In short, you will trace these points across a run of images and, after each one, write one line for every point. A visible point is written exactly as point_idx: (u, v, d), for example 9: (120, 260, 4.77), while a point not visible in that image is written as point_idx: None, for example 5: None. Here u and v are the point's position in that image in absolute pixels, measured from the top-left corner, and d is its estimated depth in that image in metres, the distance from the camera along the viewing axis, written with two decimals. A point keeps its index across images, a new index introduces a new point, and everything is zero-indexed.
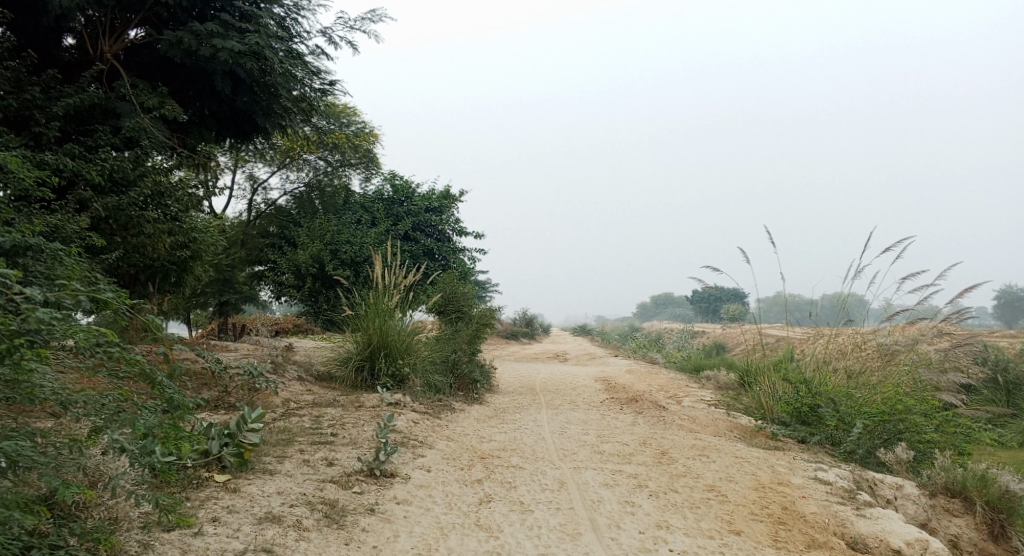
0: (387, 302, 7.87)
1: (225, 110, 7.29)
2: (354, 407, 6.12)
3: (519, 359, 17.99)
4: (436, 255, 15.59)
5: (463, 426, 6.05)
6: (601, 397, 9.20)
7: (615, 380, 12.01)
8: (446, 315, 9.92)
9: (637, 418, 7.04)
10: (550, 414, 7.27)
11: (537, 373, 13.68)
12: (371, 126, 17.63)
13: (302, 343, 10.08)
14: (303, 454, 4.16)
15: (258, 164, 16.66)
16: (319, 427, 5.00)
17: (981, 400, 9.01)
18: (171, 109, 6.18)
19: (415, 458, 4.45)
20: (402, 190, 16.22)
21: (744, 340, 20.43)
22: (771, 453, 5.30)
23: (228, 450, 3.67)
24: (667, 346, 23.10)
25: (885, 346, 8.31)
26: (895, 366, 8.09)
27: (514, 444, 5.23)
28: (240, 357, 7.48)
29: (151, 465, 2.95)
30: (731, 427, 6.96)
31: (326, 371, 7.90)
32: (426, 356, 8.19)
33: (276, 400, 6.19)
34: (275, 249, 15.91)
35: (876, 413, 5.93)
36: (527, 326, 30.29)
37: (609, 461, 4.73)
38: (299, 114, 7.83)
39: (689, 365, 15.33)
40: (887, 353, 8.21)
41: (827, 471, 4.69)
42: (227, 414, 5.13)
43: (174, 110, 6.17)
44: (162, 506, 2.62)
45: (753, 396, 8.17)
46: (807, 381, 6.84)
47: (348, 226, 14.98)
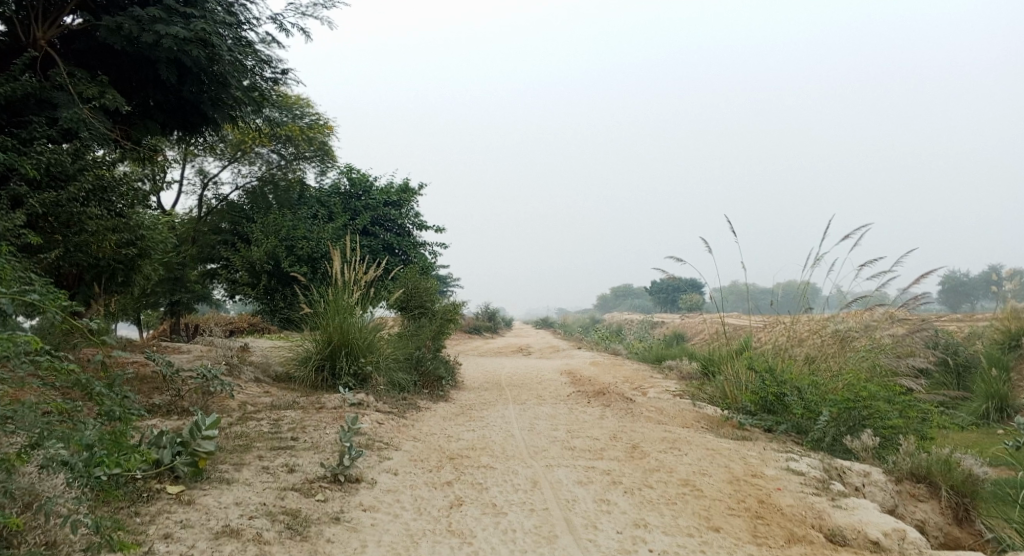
0: (348, 299, 7.63)
1: (171, 100, 6.88)
2: (315, 409, 5.89)
3: (483, 354, 17.88)
4: (397, 250, 15.31)
5: (431, 425, 5.89)
6: (567, 391, 9.16)
7: (581, 373, 12.01)
8: (408, 311, 9.71)
9: (605, 411, 7.01)
10: (518, 410, 7.16)
11: (502, 367, 13.59)
12: (326, 118, 17.18)
13: (258, 343, 9.71)
14: (262, 461, 3.94)
15: (208, 157, 16.02)
16: (279, 431, 4.77)
17: (934, 384, 9.34)
18: (113, 99, 5.77)
19: (382, 461, 4.27)
20: (360, 183, 15.83)
21: (704, 330, 20.77)
22: (742, 444, 5.34)
23: (182, 460, 3.40)
24: (628, 337, 23.35)
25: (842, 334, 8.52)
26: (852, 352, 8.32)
27: (484, 443, 5.10)
28: (191, 360, 7.12)
29: (91, 483, 2.76)
30: (698, 418, 7.00)
31: (284, 372, 7.62)
32: (389, 354, 7.98)
33: (232, 404, 5.91)
34: (227, 245, 15.34)
35: (842, 401, 6.08)
36: (488, 320, 30.17)
37: (581, 457, 4.65)
38: (250, 105, 7.48)
39: (651, 356, 15.49)
40: (844, 340, 8.42)
41: (797, 462, 4.74)
42: (178, 421, 4.84)
43: (117, 100, 5.75)
44: (103, 530, 2.43)
45: (717, 386, 8.25)
46: (772, 370, 6.93)
47: (304, 221, 14.55)
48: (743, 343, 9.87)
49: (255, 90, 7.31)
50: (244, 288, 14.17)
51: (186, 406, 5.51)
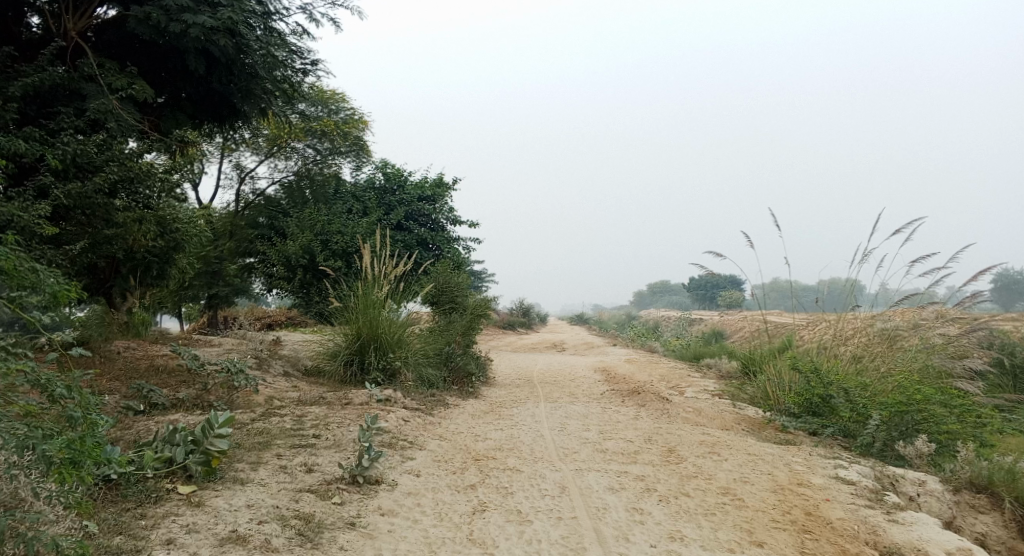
0: (377, 293, 7.56)
1: (201, 92, 6.91)
2: (341, 405, 5.78)
3: (517, 350, 17.69)
4: (430, 245, 15.23)
5: (458, 424, 5.71)
6: (601, 389, 8.89)
7: (615, 370, 11.69)
8: (439, 306, 9.57)
9: (640, 411, 6.74)
10: (549, 408, 6.95)
11: (535, 364, 13.36)
12: (360, 113, 17.21)
13: (290, 337, 9.71)
14: (280, 460, 3.82)
15: (245, 152, 16.24)
16: (301, 428, 4.66)
17: (992, 388, 8.72)
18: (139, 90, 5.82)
19: (404, 461, 4.10)
20: (395, 178, 15.80)
21: (744, 327, 20.20)
22: (785, 449, 5.00)
23: (194, 458, 3.31)
24: (665, 334, 22.88)
25: (887, 331, 8.03)
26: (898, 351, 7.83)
27: (511, 443, 4.89)
28: (222, 354, 7.13)
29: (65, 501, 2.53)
30: (739, 420, 6.64)
31: (314, 367, 7.58)
32: (419, 349, 7.85)
33: (258, 398, 5.85)
34: (264, 239, 15.54)
35: (894, 405, 5.68)
36: (522, 315, 29.97)
37: (614, 461, 4.39)
38: (280, 97, 7.46)
39: (688, 353, 15.08)
40: (889, 338, 7.95)
41: (847, 469, 4.39)
42: (202, 416, 4.78)
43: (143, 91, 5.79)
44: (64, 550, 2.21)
45: (759, 386, 7.88)
46: (817, 370, 6.53)
47: (339, 216, 14.61)
48: (786, 342, 9.44)
49: (285, 82, 7.27)
50: (279, 282, 14.31)
51: (212, 401, 5.47)
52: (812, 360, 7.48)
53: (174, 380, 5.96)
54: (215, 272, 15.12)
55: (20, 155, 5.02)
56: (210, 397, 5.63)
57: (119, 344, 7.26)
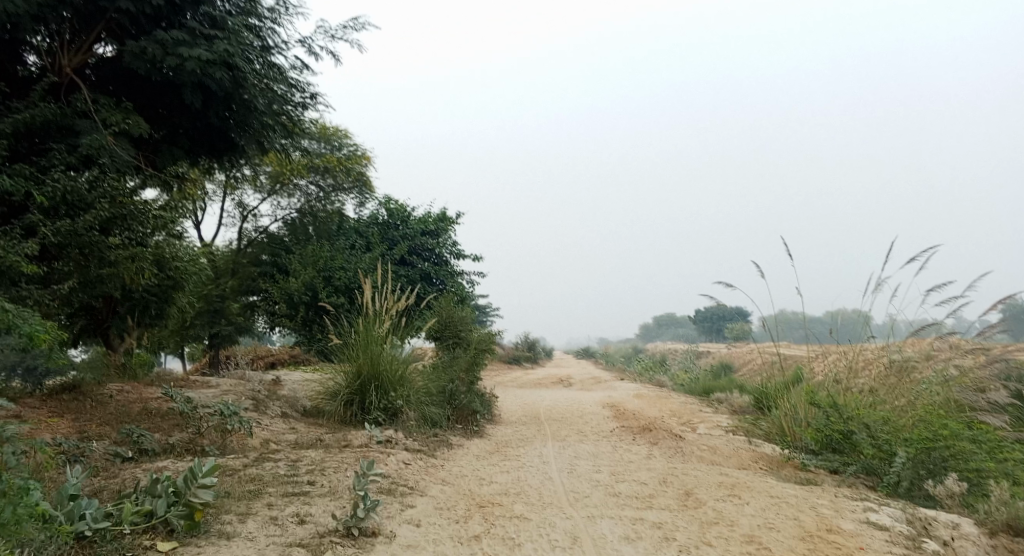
0: (379, 329, 7.36)
1: (198, 126, 6.93)
2: (338, 448, 5.52)
3: (522, 386, 17.31)
4: (433, 280, 15.07)
5: (461, 466, 5.44)
6: (611, 426, 8.58)
7: (625, 407, 11.35)
8: (442, 342, 9.35)
9: (652, 450, 6.44)
10: (557, 448, 6.65)
11: (542, 400, 13.02)
12: (363, 149, 17.26)
13: (289, 376, 9.49)
14: (270, 511, 3.57)
15: (249, 190, 16.28)
16: (296, 474, 4.41)
17: None
18: (133, 125, 5.88)
19: (403, 510, 3.83)
20: (397, 214, 15.75)
21: (754, 360, 19.85)
22: (809, 491, 4.69)
23: (175, 512, 3.08)
24: (673, 367, 22.48)
25: (899, 362, 7.73)
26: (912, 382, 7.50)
27: (518, 488, 4.62)
28: (218, 395, 6.92)
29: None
30: (756, 458, 6.32)
31: (313, 407, 7.34)
32: (422, 387, 7.60)
33: (253, 442, 5.62)
34: (266, 277, 15.41)
35: (921, 441, 5.33)
36: (528, 350, 29.60)
37: (628, 506, 4.11)
38: (280, 131, 7.42)
39: (698, 387, 14.70)
40: (904, 369, 7.64)
41: (878, 512, 4.08)
42: (191, 462, 4.55)
43: (138, 125, 5.88)
44: None
45: (774, 422, 7.58)
46: (837, 405, 6.23)
47: (342, 252, 14.52)
48: (798, 375, 9.11)
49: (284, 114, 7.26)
50: (281, 319, 14.13)
51: (204, 445, 5.24)
52: (829, 393, 7.19)
53: (167, 424, 5.75)
54: (217, 310, 14.97)
55: (8, 192, 5.00)
56: (202, 441, 5.41)
57: (112, 387, 7.06)
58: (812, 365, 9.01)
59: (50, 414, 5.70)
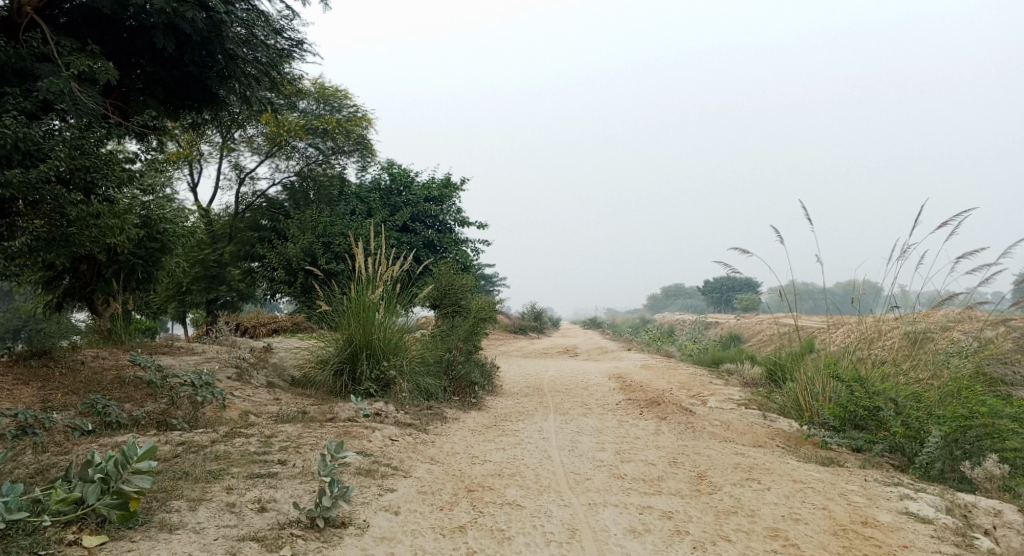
0: (371, 294, 6.91)
1: (174, 75, 6.41)
2: (320, 422, 5.10)
3: (527, 355, 16.92)
4: (436, 247, 14.58)
5: (454, 443, 5.02)
6: (616, 398, 8.17)
7: (631, 377, 10.94)
8: (441, 309, 8.89)
9: (660, 425, 6.02)
10: (558, 422, 6.24)
11: (546, 370, 12.64)
12: (365, 111, 16.52)
13: (283, 343, 9.13)
14: (228, 496, 3.21)
15: (245, 152, 15.76)
16: (267, 452, 4.02)
17: None
18: (102, 70, 5.36)
19: (380, 495, 3.42)
20: (400, 179, 15.06)
21: (765, 330, 19.37)
22: (835, 474, 4.22)
23: (107, 501, 2.71)
24: (681, 338, 22.05)
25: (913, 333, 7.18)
26: (926, 355, 6.92)
27: (513, 468, 4.20)
28: (198, 364, 6.55)
29: None
30: (772, 435, 5.88)
31: (301, 376, 6.94)
32: (417, 356, 7.18)
33: (229, 414, 5.24)
34: (264, 243, 14.95)
35: (956, 418, 4.76)
36: (534, 320, 29.19)
37: (633, 492, 3.67)
38: (264, 83, 6.86)
39: (707, 358, 14.25)
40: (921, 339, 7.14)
41: (916, 501, 3.59)
42: (154, 438, 4.18)
43: (106, 71, 5.35)
44: None
45: (789, 395, 7.14)
46: (862, 379, 5.77)
47: (342, 217, 14.01)
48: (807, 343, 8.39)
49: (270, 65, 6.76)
50: (279, 285, 13.73)
51: (175, 418, 4.87)
52: (850, 365, 6.71)
53: (139, 394, 5.37)
54: (215, 276, 15.22)
55: None
56: (175, 413, 5.02)
57: (89, 352, 6.70)
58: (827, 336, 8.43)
59: (15, 382, 5.34)
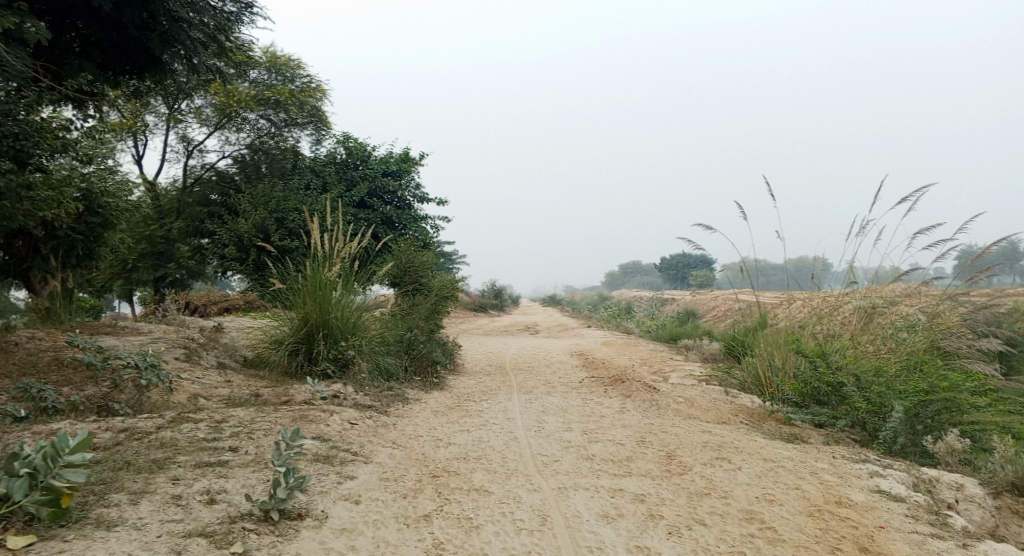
0: (327, 272, 6.60)
1: (112, 37, 5.79)
2: (274, 406, 4.82)
3: (488, 333, 16.81)
4: (395, 224, 14.21)
5: (416, 425, 4.83)
6: (580, 376, 8.11)
7: (593, 354, 10.91)
8: (401, 288, 8.62)
9: (625, 403, 5.97)
10: (523, 401, 6.13)
11: (508, 348, 12.52)
12: (319, 81, 15.80)
13: (235, 322, 8.70)
14: (173, 488, 2.95)
15: (192, 123, 14.92)
16: (217, 438, 3.75)
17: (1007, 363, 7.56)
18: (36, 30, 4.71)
19: (340, 483, 3.22)
20: (357, 152, 14.50)
21: (721, 306, 19.74)
22: (803, 452, 4.23)
23: (35, 497, 2.43)
24: (639, 314, 22.30)
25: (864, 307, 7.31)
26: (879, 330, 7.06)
27: (479, 451, 4.04)
28: (142, 345, 6.14)
29: None
30: (736, 412, 5.90)
31: (254, 357, 6.61)
32: (377, 335, 6.93)
33: (177, 398, 4.90)
34: (214, 218, 14.26)
35: (917, 392, 4.95)
36: (494, 297, 29.04)
37: (604, 474, 3.58)
38: (211, 47, 6.34)
39: (666, 334, 14.40)
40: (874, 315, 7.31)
41: (883, 479, 3.61)
42: (92, 423, 3.84)
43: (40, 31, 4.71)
44: None
45: (751, 371, 7.20)
46: (825, 355, 5.84)
47: (295, 192, 13.44)
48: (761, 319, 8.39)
49: (217, 29, 6.24)
50: (230, 262, 13.14)
51: (117, 403, 4.47)
52: (812, 341, 6.78)
53: (77, 377, 4.88)
54: (162, 253, 14.38)
55: None
56: (118, 397, 4.60)
57: (20, 333, 6.19)
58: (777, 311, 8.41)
59: None
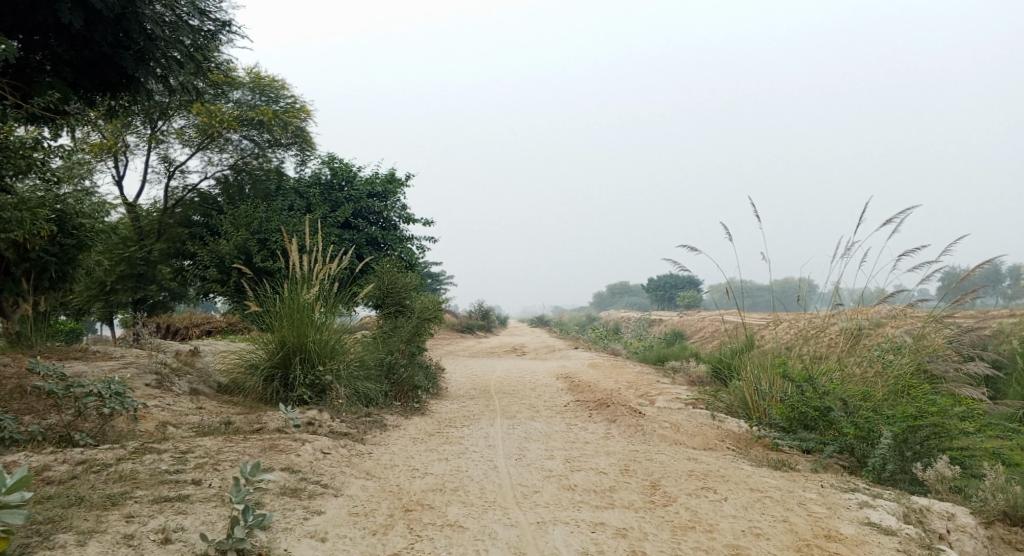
0: (306, 294, 6.45)
1: (85, 55, 5.69)
2: (245, 434, 4.64)
3: (474, 355, 16.63)
4: (380, 244, 14.08)
5: (392, 454, 4.66)
6: (565, 400, 7.97)
7: (579, 377, 10.77)
8: (384, 309, 8.47)
9: (610, 429, 5.83)
10: (506, 427, 5.97)
11: (493, 371, 12.34)
12: (304, 102, 15.75)
13: (213, 346, 8.49)
14: (126, 526, 2.77)
15: (174, 143, 14.78)
16: (180, 470, 3.55)
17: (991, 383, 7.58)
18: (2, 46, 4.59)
19: (306, 519, 3.04)
20: (342, 173, 14.39)
21: (707, 327, 19.74)
22: (790, 480, 4.12)
23: None
24: (627, 336, 22.22)
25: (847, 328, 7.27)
26: (863, 352, 7.02)
27: (457, 482, 3.89)
28: (112, 370, 5.93)
29: None
30: (723, 437, 5.79)
31: (228, 382, 6.42)
32: (356, 360, 6.76)
33: (144, 426, 4.69)
34: (195, 239, 13.99)
35: (906, 418, 4.87)
36: (482, 319, 28.88)
37: (585, 506, 3.43)
38: (187, 66, 6.25)
39: (652, 356, 14.30)
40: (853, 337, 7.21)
41: (873, 509, 3.51)
42: (47, 454, 3.63)
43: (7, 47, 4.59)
44: None
45: (738, 394, 7.10)
46: (812, 379, 5.76)
47: (279, 213, 13.29)
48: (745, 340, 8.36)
49: (195, 48, 6.17)
50: (211, 284, 12.93)
51: (79, 432, 4.25)
52: (799, 364, 6.70)
53: (41, 406, 4.63)
54: (141, 275, 14.32)
55: None
56: (80, 426, 4.38)
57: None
58: (762, 333, 8.40)
59: None
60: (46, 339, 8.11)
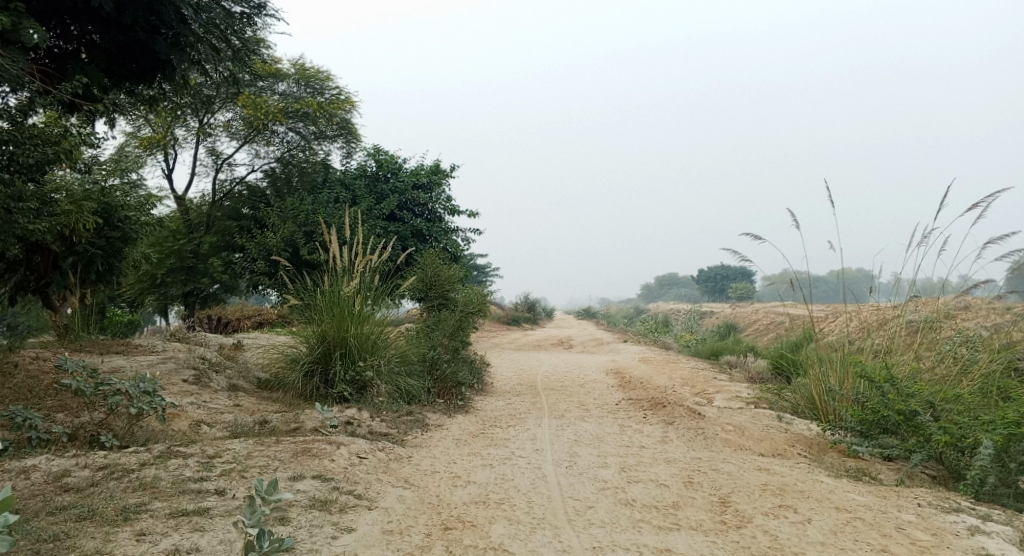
0: (347, 287, 6.24)
1: (118, 40, 5.56)
2: (279, 436, 4.41)
3: (520, 348, 16.33)
4: (425, 237, 13.91)
5: (433, 459, 4.35)
6: (615, 398, 7.53)
7: (630, 372, 10.28)
8: (427, 302, 8.21)
9: (667, 432, 5.38)
10: (553, 428, 5.58)
11: (540, 365, 11.97)
12: (348, 94, 15.67)
13: (256, 339, 8.40)
14: (138, 545, 2.53)
15: (222, 137, 14.93)
16: (205, 478, 3.31)
17: None
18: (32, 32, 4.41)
19: (334, 538, 2.75)
20: (387, 165, 14.22)
21: (761, 320, 18.93)
22: (881, 497, 3.60)
23: None
24: (676, 328, 21.53)
25: (913, 323, 6.57)
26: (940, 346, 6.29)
27: (501, 493, 3.53)
28: (151, 366, 5.83)
29: None
30: (793, 442, 5.26)
31: (270, 378, 6.25)
32: (398, 355, 6.51)
33: (178, 426, 4.52)
34: (244, 233, 14.07)
35: (1009, 426, 4.24)
36: (528, 311, 28.60)
37: (647, 526, 3.02)
38: (223, 52, 6.07)
39: (705, 349, 13.66)
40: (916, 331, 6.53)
41: (991, 538, 2.98)
42: (70, 458, 3.43)
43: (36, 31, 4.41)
44: None
45: (806, 394, 6.50)
46: (894, 380, 5.15)
47: (324, 205, 13.20)
48: (805, 333, 7.74)
49: (229, 31, 5.96)
50: (259, 278, 13.01)
51: (109, 432, 4.08)
52: (876, 362, 6.06)
53: (75, 403, 4.51)
54: (192, 268, 14.53)
55: None
56: (112, 425, 4.22)
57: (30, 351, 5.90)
58: (824, 325, 7.76)
59: None
60: (94, 332, 8.18)
